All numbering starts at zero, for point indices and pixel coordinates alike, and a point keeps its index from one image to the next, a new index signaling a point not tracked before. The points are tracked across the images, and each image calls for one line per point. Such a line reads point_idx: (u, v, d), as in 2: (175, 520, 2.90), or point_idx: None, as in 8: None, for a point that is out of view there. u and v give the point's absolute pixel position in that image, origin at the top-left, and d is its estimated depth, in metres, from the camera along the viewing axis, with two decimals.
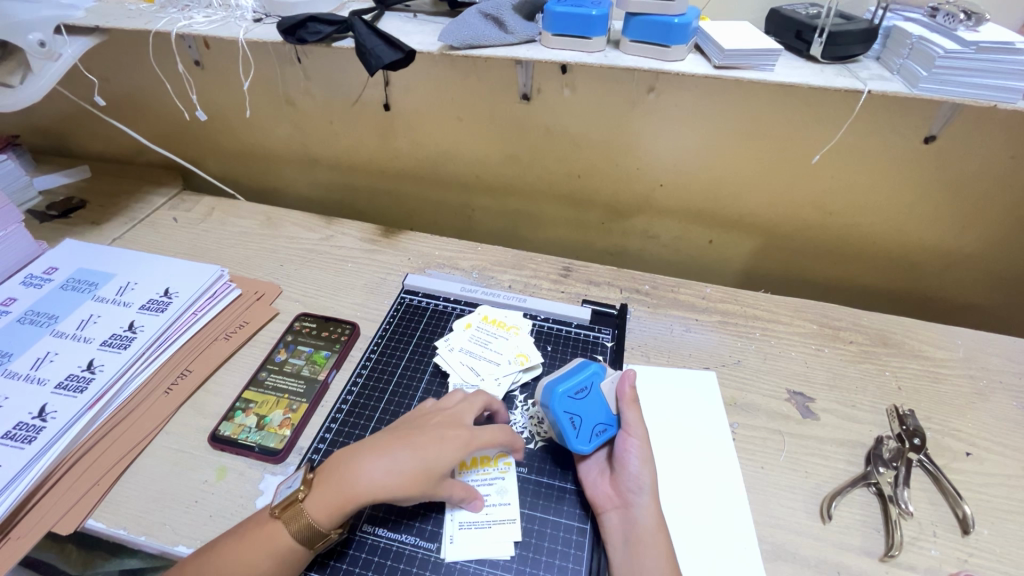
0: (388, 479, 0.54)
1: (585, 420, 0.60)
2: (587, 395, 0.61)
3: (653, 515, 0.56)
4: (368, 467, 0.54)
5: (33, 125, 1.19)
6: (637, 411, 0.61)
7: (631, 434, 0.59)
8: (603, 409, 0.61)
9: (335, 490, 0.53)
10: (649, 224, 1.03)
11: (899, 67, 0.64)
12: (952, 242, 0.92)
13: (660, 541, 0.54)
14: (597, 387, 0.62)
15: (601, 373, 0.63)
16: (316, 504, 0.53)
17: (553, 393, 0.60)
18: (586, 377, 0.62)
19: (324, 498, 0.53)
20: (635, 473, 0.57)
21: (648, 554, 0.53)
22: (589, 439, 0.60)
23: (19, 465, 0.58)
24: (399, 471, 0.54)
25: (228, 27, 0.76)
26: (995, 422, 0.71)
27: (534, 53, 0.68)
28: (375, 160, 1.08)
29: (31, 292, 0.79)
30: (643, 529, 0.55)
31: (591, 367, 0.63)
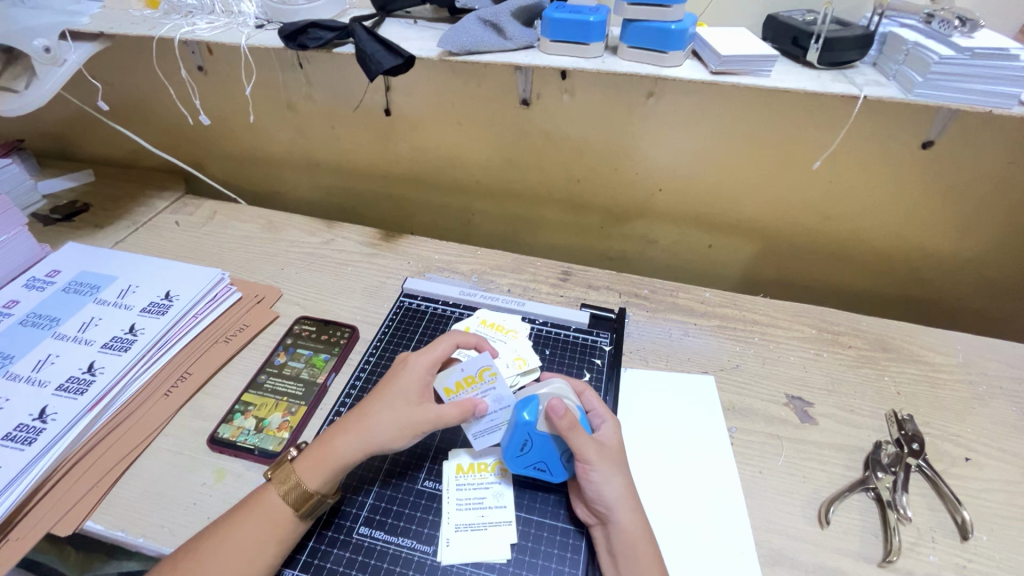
0: (381, 438, 0.57)
1: (547, 461, 0.59)
2: (531, 444, 0.57)
3: (628, 527, 0.54)
4: (360, 429, 0.58)
5: (38, 129, 1.20)
6: (578, 434, 0.55)
7: (583, 461, 0.56)
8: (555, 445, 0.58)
9: (328, 451, 0.57)
10: (648, 229, 1.03)
11: (895, 73, 0.64)
12: (952, 247, 0.92)
13: (640, 553, 0.53)
14: (536, 433, 0.57)
15: (532, 416, 0.57)
16: (304, 464, 0.57)
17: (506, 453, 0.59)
18: (520, 433, 0.57)
19: (313, 459, 0.57)
20: (601, 493, 0.55)
21: (629, 568, 0.52)
22: (563, 471, 0.59)
23: (18, 467, 0.59)
24: (394, 421, 0.58)
25: (230, 34, 0.77)
26: (994, 428, 0.71)
27: (532, 59, 0.68)
28: (376, 165, 1.08)
29: (34, 295, 0.80)
30: (620, 543, 0.54)
31: (520, 420, 0.57)
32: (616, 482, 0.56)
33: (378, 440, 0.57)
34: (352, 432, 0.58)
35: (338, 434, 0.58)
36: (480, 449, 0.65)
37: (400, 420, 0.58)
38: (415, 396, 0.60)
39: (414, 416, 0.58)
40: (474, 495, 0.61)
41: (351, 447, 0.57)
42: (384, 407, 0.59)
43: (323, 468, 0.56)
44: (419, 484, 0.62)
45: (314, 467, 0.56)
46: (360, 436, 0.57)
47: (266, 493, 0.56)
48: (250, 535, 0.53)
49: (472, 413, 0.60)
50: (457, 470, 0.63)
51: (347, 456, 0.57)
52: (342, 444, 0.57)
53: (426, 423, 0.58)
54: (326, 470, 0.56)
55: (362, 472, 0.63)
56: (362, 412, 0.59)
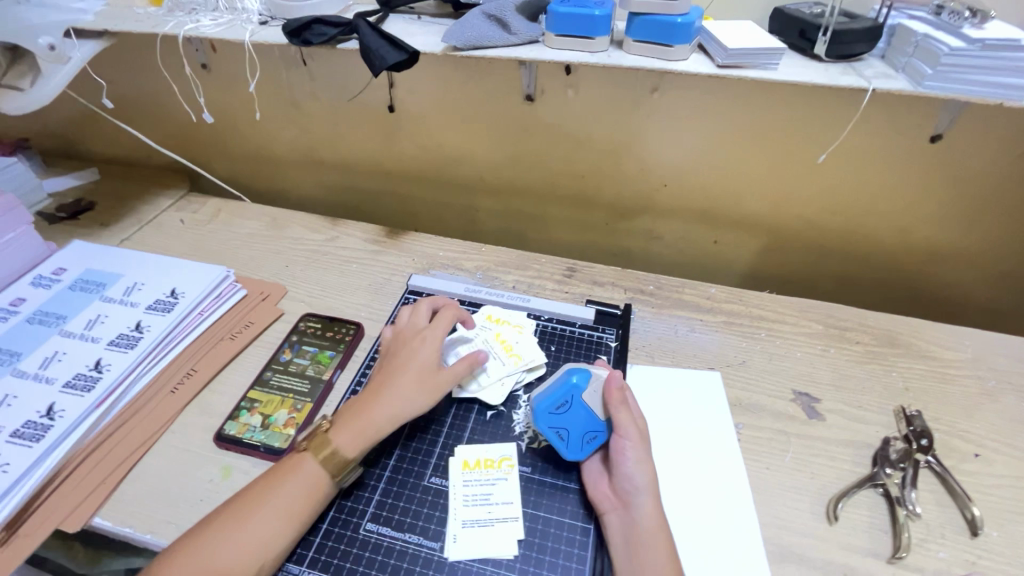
0: (406, 405, 0.62)
1: (571, 430, 0.60)
2: (569, 406, 0.60)
3: (650, 515, 0.55)
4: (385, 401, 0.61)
5: (43, 128, 1.21)
6: (625, 413, 0.58)
7: (624, 436, 0.57)
8: (590, 417, 0.60)
9: (360, 423, 0.60)
10: (653, 225, 1.02)
11: (903, 65, 0.64)
12: (960, 241, 0.91)
13: (659, 542, 0.54)
14: (579, 397, 0.60)
15: (581, 381, 0.61)
16: (340, 434, 0.59)
17: (537, 408, 0.60)
18: (564, 390, 0.60)
19: (347, 431, 0.59)
20: (631, 476, 0.56)
21: (646, 556, 0.53)
22: (581, 446, 0.60)
23: (26, 464, 0.59)
24: (415, 394, 0.62)
25: (235, 31, 0.77)
26: (1003, 423, 0.71)
27: (537, 54, 0.68)
28: (380, 161, 1.08)
29: (40, 292, 0.80)
30: (639, 531, 0.54)
31: (570, 380, 0.60)
32: (647, 469, 0.57)
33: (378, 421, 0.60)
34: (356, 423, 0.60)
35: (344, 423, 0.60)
36: (485, 446, 0.65)
37: (405, 389, 0.62)
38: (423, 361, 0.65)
39: (426, 376, 0.64)
40: (480, 491, 0.61)
41: (353, 441, 0.59)
42: (391, 381, 0.63)
43: (360, 434, 0.59)
44: (425, 481, 0.62)
45: (327, 450, 0.58)
46: (362, 427, 0.60)
47: (299, 461, 0.58)
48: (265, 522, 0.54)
49: (477, 362, 0.67)
50: (463, 466, 0.63)
51: (351, 449, 0.58)
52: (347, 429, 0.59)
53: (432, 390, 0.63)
54: (362, 435, 0.59)
55: (368, 466, 0.63)
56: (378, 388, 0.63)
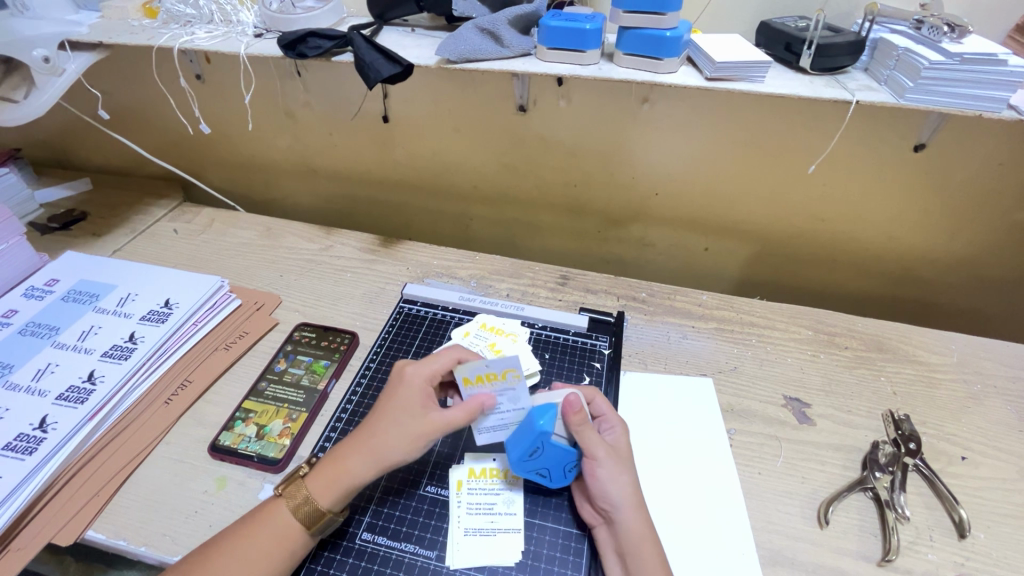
0: (387, 451, 0.56)
1: (551, 467, 0.59)
2: (541, 450, 0.57)
3: (634, 525, 0.55)
4: (369, 449, 0.56)
5: (35, 138, 1.20)
6: (589, 433, 0.57)
7: (591, 457, 0.57)
8: (565, 454, 0.57)
9: (335, 473, 0.56)
10: (645, 232, 1.04)
11: (886, 78, 0.65)
12: (944, 248, 0.93)
13: (648, 551, 0.54)
14: (549, 440, 0.56)
15: (548, 423, 0.56)
16: (315, 481, 0.56)
17: (513, 457, 0.58)
18: (533, 439, 0.56)
19: (322, 480, 0.56)
20: (608, 492, 0.56)
21: (636, 566, 0.53)
22: (564, 476, 0.60)
23: (19, 477, 0.59)
24: (386, 434, 0.57)
25: (229, 43, 0.77)
26: (989, 426, 0.72)
27: (529, 66, 0.69)
28: (374, 171, 1.09)
29: (33, 304, 0.80)
30: (625, 542, 0.54)
31: (537, 426, 0.56)
32: (623, 482, 0.56)
33: (389, 455, 0.56)
34: (361, 449, 0.56)
35: (349, 450, 0.57)
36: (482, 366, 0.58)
37: (405, 420, 0.57)
38: (419, 407, 0.58)
39: (406, 418, 0.57)
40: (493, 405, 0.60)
41: (362, 465, 0.56)
42: (388, 411, 0.58)
43: (334, 487, 0.55)
44: (422, 490, 0.62)
45: (326, 483, 0.55)
46: (371, 451, 0.56)
47: (276, 506, 0.56)
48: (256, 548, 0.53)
49: (479, 412, 0.59)
50: (458, 486, 0.62)
51: (359, 474, 0.56)
52: (352, 462, 0.56)
53: (434, 427, 0.57)
54: (341, 488, 0.55)
55: None
56: (363, 433, 0.58)
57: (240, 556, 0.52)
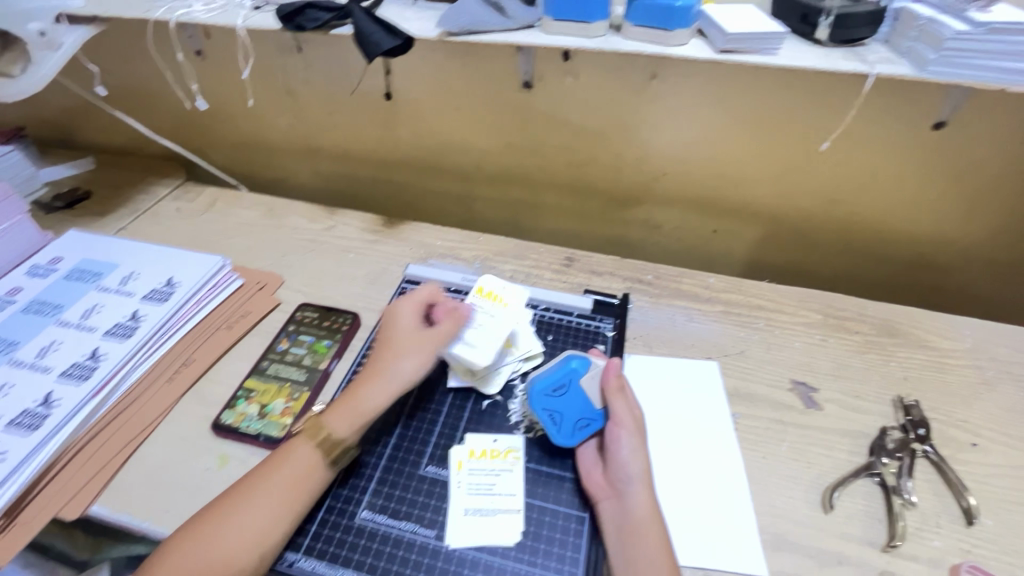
0: (402, 377, 0.64)
1: (564, 414, 0.61)
2: (566, 389, 0.61)
3: (644, 504, 0.55)
4: (383, 377, 0.63)
5: (38, 117, 1.20)
6: (620, 399, 0.60)
7: (619, 424, 0.59)
8: (584, 402, 0.61)
9: (354, 408, 0.61)
10: (652, 214, 1.02)
11: (907, 50, 0.63)
12: (961, 230, 0.90)
13: (654, 528, 0.54)
14: (577, 381, 0.62)
15: (581, 367, 0.62)
16: (334, 418, 0.60)
17: (534, 388, 0.62)
18: (564, 373, 0.62)
19: (342, 415, 0.61)
20: (627, 463, 0.57)
21: (641, 541, 0.53)
22: (571, 432, 0.61)
23: (25, 452, 0.59)
24: (396, 375, 0.64)
25: (227, 16, 0.75)
26: (1002, 414, 0.70)
27: (534, 38, 0.67)
28: (377, 150, 1.07)
29: (36, 282, 0.80)
30: (634, 518, 0.54)
31: (571, 363, 0.62)
32: (642, 458, 0.58)
33: (403, 376, 0.64)
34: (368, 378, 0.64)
35: (360, 383, 0.63)
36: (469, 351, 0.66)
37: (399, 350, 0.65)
38: (413, 338, 0.66)
39: (410, 349, 0.65)
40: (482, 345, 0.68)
41: (366, 391, 0.62)
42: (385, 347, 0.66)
43: (355, 417, 0.61)
44: (421, 470, 0.62)
45: (327, 422, 0.60)
46: (385, 383, 0.63)
47: (288, 457, 0.58)
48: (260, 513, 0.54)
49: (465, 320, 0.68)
50: (458, 466, 0.62)
51: (375, 404, 0.62)
52: (371, 395, 0.62)
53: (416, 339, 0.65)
54: (358, 417, 0.61)
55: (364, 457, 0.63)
56: (371, 372, 0.64)
57: (255, 515, 0.53)
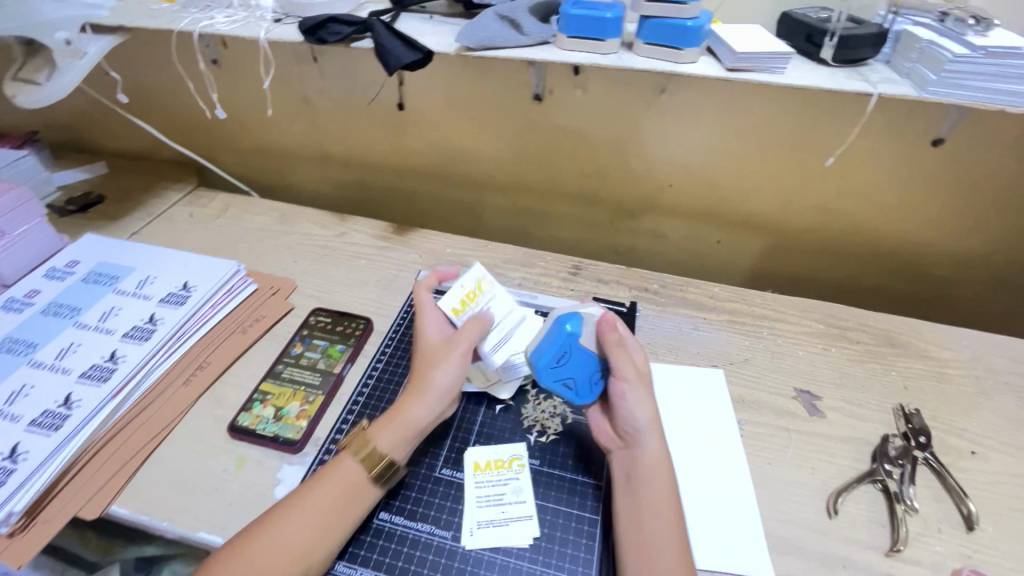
0: (442, 390, 0.61)
1: (577, 376, 0.61)
2: (569, 353, 0.60)
3: (653, 452, 0.57)
4: (427, 394, 0.61)
5: (52, 121, 1.21)
6: (620, 353, 0.60)
7: (621, 378, 0.59)
8: (591, 360, 0.61)
9: (400, 424, 0.60)
10: (658, 224, 1.04)
11: (908, 71, 0.65)
12: (959, 243, 0.93)
13: (662, 475, 0.56)
14: (578, 343, 0.60)
15: (576, 326, 0.61)
16: (381, 434, 0.59)
17: (538, 364, 0.61)
18: (562, 340, 0.60)
19: (390, 431, 0.59)
20: (633, 414, 0.58)
21: (650, 490, 0.55)
22: (590, 390, 0.61)
23: (47, 451, 0.60)
24: (439, 393, 0.61)
25: (249, 27, 0.78)
26: (999, 422, 0.72)
27: (548, 54, 0.69)
28: (389, 159, 1.09)
29: (54, 285, 0.81)
30: (643, 464, 0.57)
31: (566, 329, 0.60)
32: (648, 408, 0.59)
33: (443, 392, 0.62)
34: (412, 392, 0.62)
35: (403, 402, 0.61)
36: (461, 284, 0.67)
37: (439, 357, 0.63)
38: (448, 357, 0.63)
39: (444, 366, 0.63)
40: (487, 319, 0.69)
41: (420, 406, 0.60)
42: (435, 361, 0.63)
43: (403, 433, 0.59)
44: (437, 473, 0.63)
45: (389, 429, 0.59)
46: (428, 398, 0.61)
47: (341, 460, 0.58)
48: (302, 521, 0.53)
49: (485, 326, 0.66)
50: (475, 469, 0.63)
51: (420, 416, 0.60)
52: (416, 411, 0.60)
53: (455, 339, 0.64)
54: (404, 430, 0.60)
55: None
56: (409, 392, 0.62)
57: (314, 526, 0.53)
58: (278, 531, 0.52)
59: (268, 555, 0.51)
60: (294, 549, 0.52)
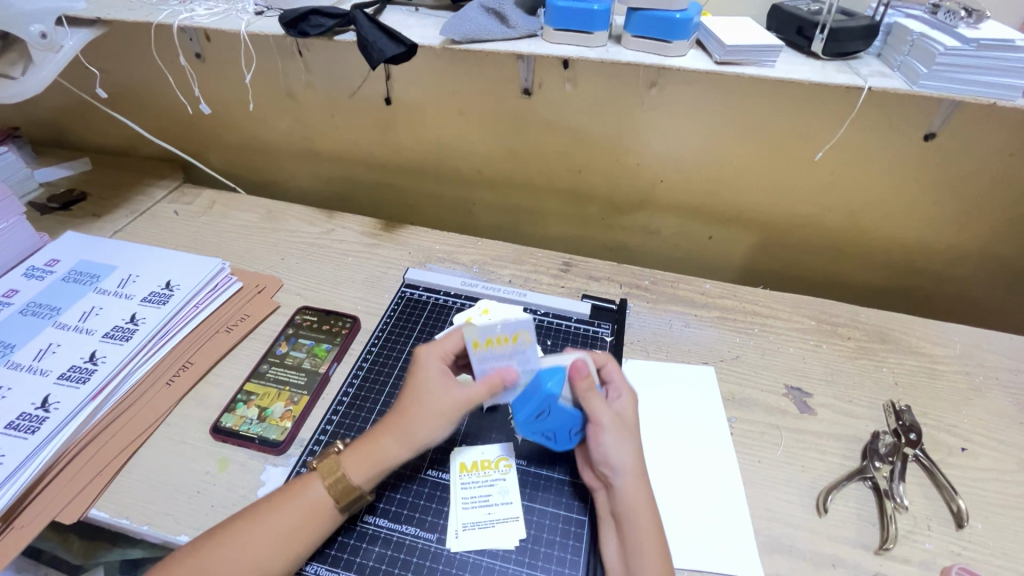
0: (421, 435, 0.57)
1: (558, 430, 0.59)
2: (548, 412, 0.57)
3: (632, 495, 0.55)
4: (403, 432, 0.57)
5: (33, 116, 1.19)
6: (594, 399, 0.57)
7: (597, 425, 0.57)
8: (569, 417, 0.58)
9: (369, 456, 0.57)
10: (649, 220, 1.03)
11: (899, 64, 0.64)
12: (950, 238, 0.92)
13: (643, 516, 0.54)
14: (556, 403, 0.57)
15: (554, 384, 0.57)
16: (350, 461, 0.56)
17: (520, 420, 0.59)
18: (540, 400, 0.57)
19: (359, 463, 0.56)
20: (610, 459, 0.56)
21: (630, 532, 0.54)
22: (569, 439, 0.60)
23: (23, 455, 0.59)
24: (414, 438, 0.57)
25: (230, 20, 0.76)
26: (989, 418, 0.72)
27: (535, 47, 0.68)
28: (376, 154, 1.08)
29: (33, 284, 0.80)
30: (622, 506, 0.55)
31: (544, 387, 0.56)
32: (626, 451, 0.56)
33: (422, 439, 0.57)
34: (396, 431, 0.57)
35: (379, 433, 0.58)
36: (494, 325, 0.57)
37: (437, 415, 0.57)
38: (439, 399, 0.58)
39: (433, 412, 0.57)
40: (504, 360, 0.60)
41: (397, 445, 0.57)
42: (424, 402, 0.57)
43: (369, 467, 0.56)
44: (422, 473, 0.62)
45: (361, 464, 0.56)
46: (404, 437, 0.57)
47: (309, 479, 0.56)
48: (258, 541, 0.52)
49: (500, 387, 0.58)
50: (460, 469, 0.63)
51: (395, 456, 0.57)
52: (386, 446, 0.57)
53: (459, 407, 0.57)
54: (375, 467, 0.56)
55: None
56: (387, 426, 0.58)
57: (265, 544, 0.52)
58: (231, 545, 0.51)
59: (214, 569, 0.50)
60: (241, 566, 0.50)
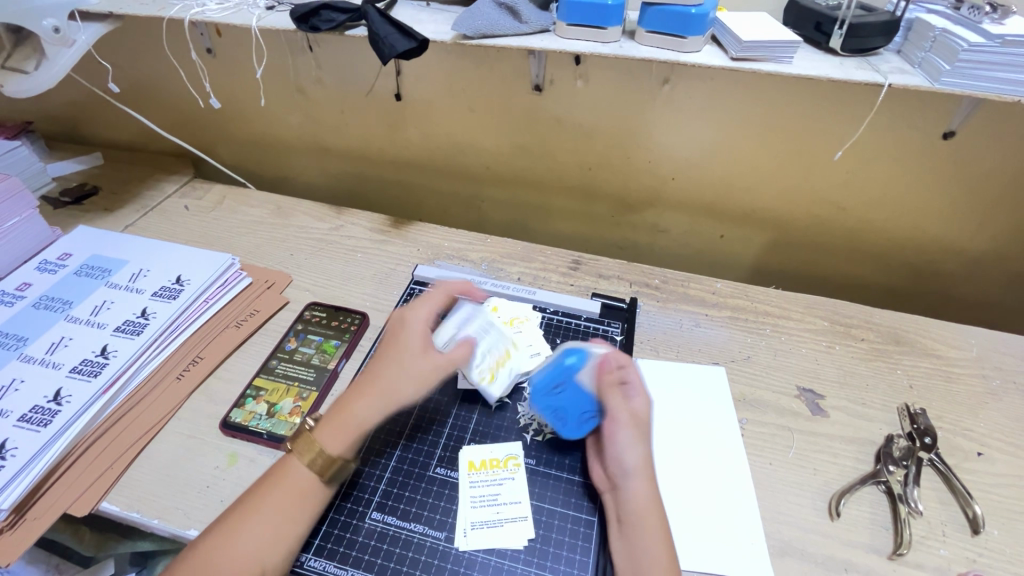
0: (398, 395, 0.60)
1: (568, 409, 0.64)
2: (564, 385, 0.65)
3: (643, 497, 0.55)
4: (379, 392, 0.60)
5: (46, 112, 1.20)
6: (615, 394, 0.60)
7: (614, 419, 0.59)
8: (584, 395, 0.63)
9: (344, 420, 0.58)
10: (659, 218, 1.02)
11: (921, 60, 0.63)
12: (966, 238, 0.91)
13: (653, 520, 0.54)
14: (574, 376, 0.65)
15: (577, 362, 0.66)
16: (327, 436, 0.57)
17: (537, 386, 0.66)
18: (559, 371, 0.66)
19: (336, 432, 0.57)
20: (621, 457, 0.57)
21: (639, 536, 0.53)
22: (578, 426, 0.63)
23: (35, 448, 0.59)
24: (387, 399, 0.60)
25: (241, 15, 0.76)
26: (1006, 423, 0.71)
27: (547, 43, 0.67)
28: (386, 150, 1.07)
29: (46, 278, 0.80)
30: (632, 508, 0.55)
31: (564, 361, 0.66)
32: (639, 453, 0.57)
33: (399, 398, 0.60)
34: (369, 392, 0.60)
35: (355, 395, 0.60)
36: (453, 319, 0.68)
37: (414, 376, 0.61)
38: (417, 357, 0.63)
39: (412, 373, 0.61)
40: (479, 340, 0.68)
41: (372, 406, 0.59)
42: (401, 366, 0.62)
43: (345, 432, 0.57)
44: (431, 472, 0.62)
45: (336, 431, 0.57)
46: (380, 395, 0.60)
47: (291, 463, 0.56)
48: (253, 536, 0.51)
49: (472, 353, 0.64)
50: (469, 468, 0.62)
51: (369, 417, 0.59)
52: (360, 407, 0.59)
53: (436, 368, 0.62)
54: (351, 431, 0.58)
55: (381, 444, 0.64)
56: (361, 388, 0.60)
57: (261, 537, 0.51)
58: (227, 545, 0.50)
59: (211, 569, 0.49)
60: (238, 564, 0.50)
